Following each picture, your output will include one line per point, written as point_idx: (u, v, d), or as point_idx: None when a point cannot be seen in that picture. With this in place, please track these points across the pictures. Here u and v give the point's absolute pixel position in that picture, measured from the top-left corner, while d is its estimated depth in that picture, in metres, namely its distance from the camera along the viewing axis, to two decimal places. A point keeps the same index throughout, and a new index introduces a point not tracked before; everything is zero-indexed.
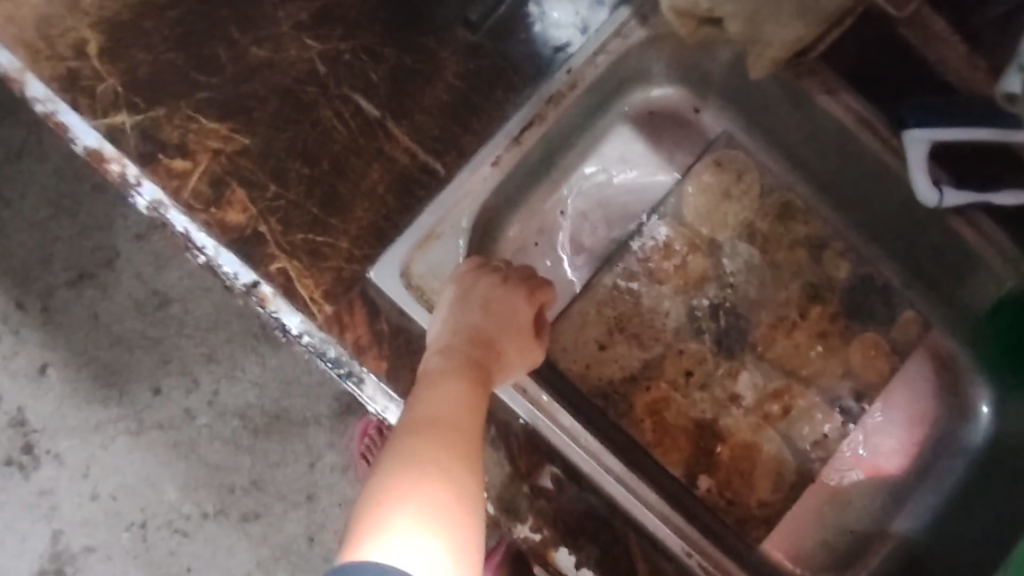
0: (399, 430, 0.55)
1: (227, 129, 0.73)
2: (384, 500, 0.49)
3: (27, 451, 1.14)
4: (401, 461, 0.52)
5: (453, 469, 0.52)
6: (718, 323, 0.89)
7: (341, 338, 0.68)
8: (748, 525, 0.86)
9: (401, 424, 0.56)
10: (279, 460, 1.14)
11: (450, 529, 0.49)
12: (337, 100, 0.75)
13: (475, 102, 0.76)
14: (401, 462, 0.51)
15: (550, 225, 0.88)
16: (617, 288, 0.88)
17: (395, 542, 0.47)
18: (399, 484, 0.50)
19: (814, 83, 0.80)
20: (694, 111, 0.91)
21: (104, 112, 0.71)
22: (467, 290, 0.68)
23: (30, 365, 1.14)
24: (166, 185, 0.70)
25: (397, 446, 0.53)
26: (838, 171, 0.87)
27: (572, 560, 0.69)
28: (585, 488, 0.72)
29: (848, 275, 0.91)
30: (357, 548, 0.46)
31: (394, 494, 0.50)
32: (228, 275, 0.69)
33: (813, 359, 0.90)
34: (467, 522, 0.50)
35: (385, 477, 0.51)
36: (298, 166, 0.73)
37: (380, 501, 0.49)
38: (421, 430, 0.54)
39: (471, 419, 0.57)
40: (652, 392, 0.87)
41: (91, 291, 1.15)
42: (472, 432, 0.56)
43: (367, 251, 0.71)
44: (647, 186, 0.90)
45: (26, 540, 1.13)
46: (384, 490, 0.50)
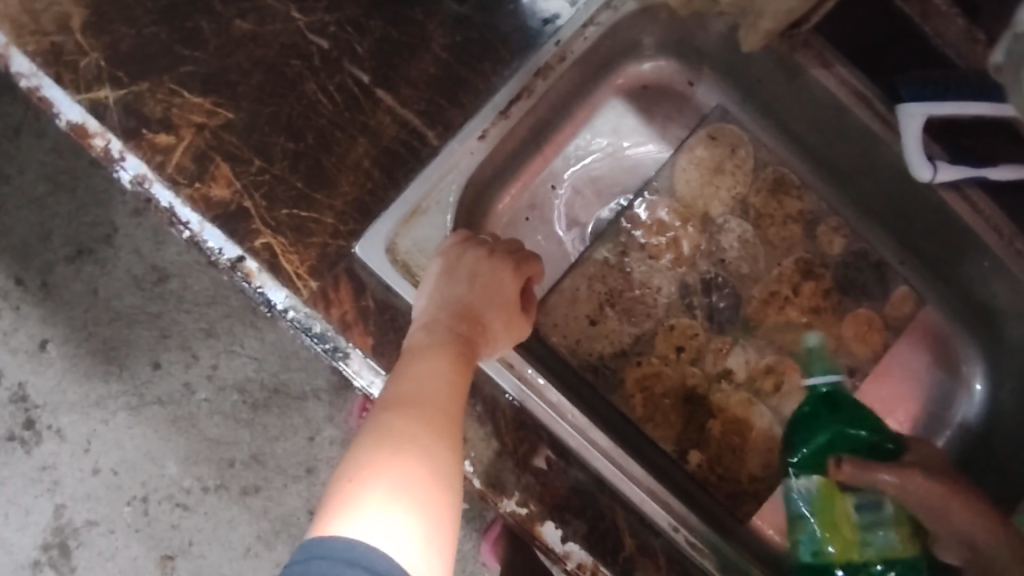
0: (379, 403, 0.55)
1: (211, 103, 0.72)
2: (358, 475, 0.50)
3: (28, 427, 1.14)
4: (378, 436, 0.52)
5: (430, 445, 0.52)
6: (710, 298, 0.89)
7: (327, 314, 0.68)
8: (739, 501, 0.85)
9: (382, 397, 0.56)
10: (278, 433, 1.14)
11: (422, 506, 0.49)
12: (322, 73, 0.74)
13: (463, 75, 0.75)
14: (378, 438, 0.52)
15: (539, 203, 0.88)
16: (608, 262, 0.87)
17: (368, 519, 0.47)
18: (374, 461, 0.50)
19: (809, 56, 0.77)
20: (688, 85, 0.91)
21: (88, 87, 0.71)
22: (454, 263, 0.68)
23: (30, 341, 1.15)
24: (150, 160, 0.70)
25: (376, 421, 0.53)
26: (833, 145, 0.85)
27: (559, 534, 0.70)
28: (573, 464, 0.72)
29: (843, 250, 0.90)
30: (329, 525, 0.47)
31: (369, 470, 0.50)
32: (213, 250, 0.68)
33: (806, 334, 0.89)
34: (442, 500, 0.51)
35: (361, 452, 0.51)
36: (283, 141, 0.72)
37: (355, 477, 0.50)
38: (400, 404, 0.54)
39: (452, 392, 0.57)
40: (643, 367, 0.87)
41: (88, 267, 1.15)
42: (452, 406, 0.56)
43: (351, 227, 0.71)
44: (639, 159, 0.91)
45: (30, 514, 1.14)
46: (360, 465, 0.51)
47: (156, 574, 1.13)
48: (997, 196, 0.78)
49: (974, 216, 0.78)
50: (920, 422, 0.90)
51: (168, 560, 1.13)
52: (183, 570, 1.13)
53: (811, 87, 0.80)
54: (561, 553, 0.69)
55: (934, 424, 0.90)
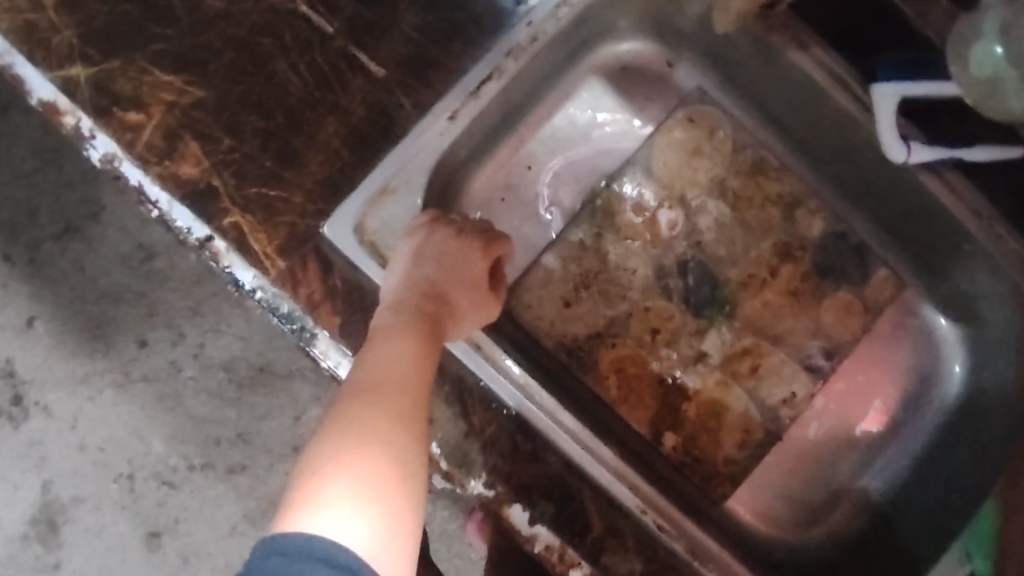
0: (342, 390, 0.55)
1: (182, 81, 0.71)
2: (321, 466, 0.50)
3: (16, 403, 1.14)
4: (341, 425, 0.52)
5: (394, 431, 0.52)
6: (686, 280, 0.89)
7: (295, 294, 0.67)
8: (715, 483, 0.87)
9: (346, 383, 0.56)
10: (265, 413, 1.13)
11: (384, 496, 0.49)
12: (293, 52, 0.73)
13: (434, 55, 0.75)
14: (342, 428, 0.51)
15: (514, 183, 0.87)
16: (584, 243, 0.87)
17: (331, 513, 0.47)
18: (337, 451, 0.50)
19: (784, 38, 0.76)
20: (667, 65, 0.89)
21: (60, 64, 0.69)
22: (424, 244, 0.68)
23: (17, 318, 1.14)
24: (121, 139, 0.69)
25: (338, 410, 0.53)
26: (814, 126, 0.84)
27: (527, 516, 0.70)
28: (541, 446, 0.72)
29: (821, 233, 0.90)
30: (291, 519, 0.47)
31: (331, 460, 0.50)
32: (181, 230, 0.67)
33: (780, 317, 0.90)
34: (405, 488, 0.51)
35: (324, 442, 0.51)
36: (253, 119, 0.72)
37: (318, 467, 0.50)
38: (364, 391, 0.54)
39: (417, 376, 0.57)
40: (618, 350, 0.87)
41: (76, 245, 1.14)
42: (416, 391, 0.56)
43: (321, 206, 0.71)
44: (616, 140, 0.89)
45: (18, 490, 1.14)
46: (322, 455, 0.50)
47: (144, 552, 1.13)
48: (975, 179, 0.77)
49: (953, 199, 0.78)
50: (896, 405, 0.90)
51: (154, 537, 1.13)
52: (170, 548, 1.13)
53: (787, 69, 0.79)
54: (527, 535, 0.70)
55: (909, 408, 0.90)
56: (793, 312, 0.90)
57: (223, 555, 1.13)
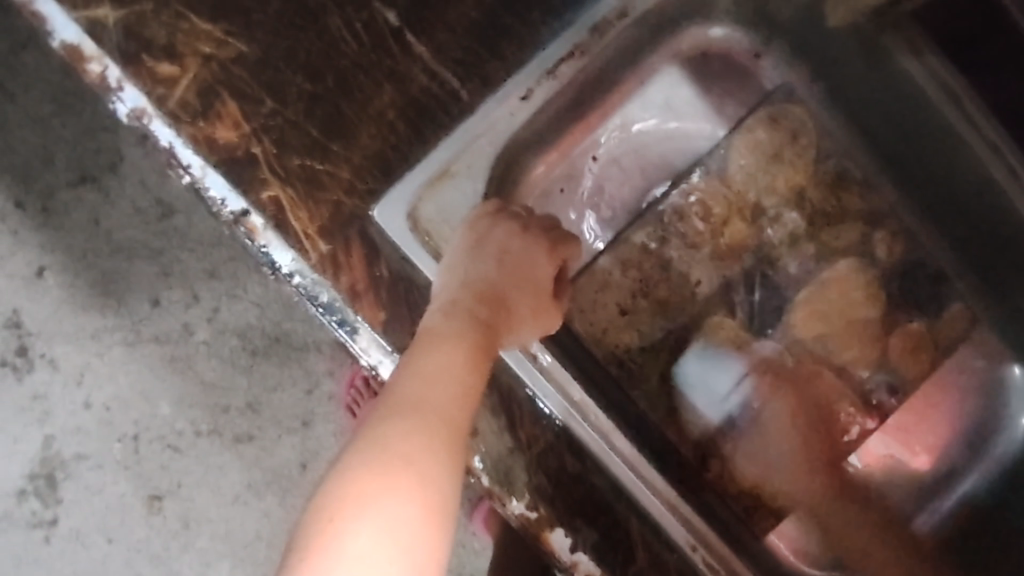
0: (374, 413, 0.48)
1: (221, 32, 0.63)
2: (343, 505, 0.43)
3: (20, 354, 1.05)
4: (371, 458, 0.45)
5: (428, 471, 0.45)
6: (752, 295, 0.82)
7: (336, 281, 0.61)
8: (759, 515, 0.79)
9: (380, 402, 0.49)
10: (277, 383, 1.06)
11: (411, 552, 0.42)
12: (348, 8, 0.65)
13: (507, 24, 0.67)
14: (372, 461, 0.44)
15: (576, 174, 0.80)
16: (646, 248, 0.80)
17: None
18: (362, 489, 0.43)
19: (899, 41, 0.73)
20: (753, 57, 0.82)
21: (86, 3, 0.60)
22: (482, 238, 0.61)
23: (26, 267, 1.05)
24: (151, 92, 0.60)
25: (366, 439, 0.46)
26: (909, 143, 0.79)
27: (568, 542, 0.63)
28: (591, 468, 0.66)
29: (901, 258, 0.82)
30: None
31: (354, 500, 0.43)
32: (215, 201, 0.60)
33: (850, 345, 0.82)
34: (438, 537, 0.44)
35: (348, 476, 0.44)
36: (299, 80, 0.64)
37: (335, 513, 0.43)
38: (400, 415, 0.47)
39: (463, 399, 0.50)
40: (671, 364, 0.80)
41: (92, 194, 1.05)
42: (460, 417, 0.49)
43: (370, 184, 0.64)
44: (690, 137, 0.82)
45: (17, 443, 1.06)
46: (342, 497, 0.43)
47: (143, 515, 1.06)
48: None
49: None
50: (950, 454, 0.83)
51: (155, 500, 1.06)
52: (171, 512, 1.06)
53: (894, 79, 0.75)
54: (569, 562, 0.63)
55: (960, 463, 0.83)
56: (857, 339, 0.82)
57: (224, 523, 1.06)
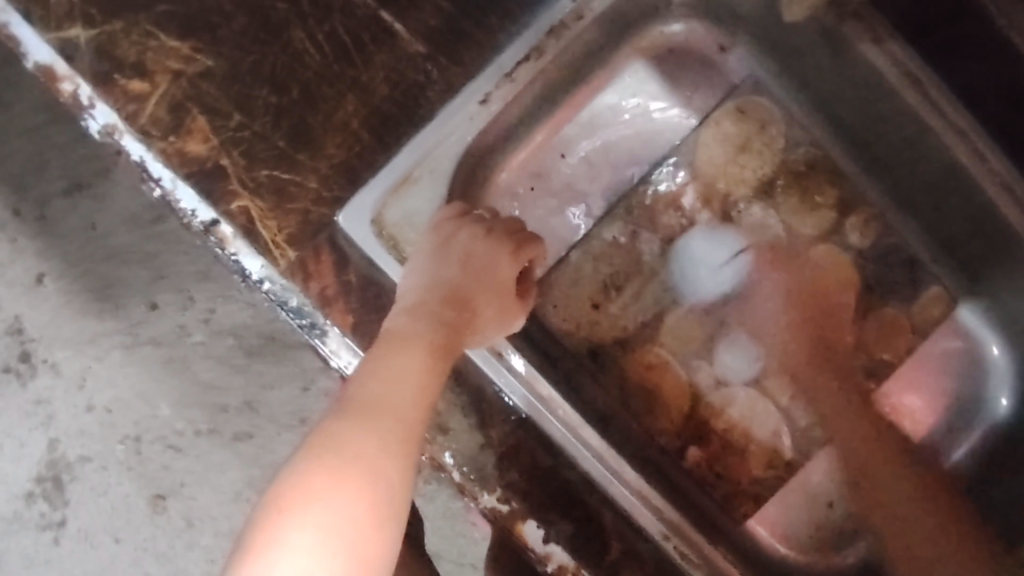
0: (331, 409, 0.50)
1: (189, 48, 0.65)
2: (292, 497, 0.45)
3: (23, 360, 1.08)
4: (323, 455, 0.47)
5: (377, 469, 0.48)
6: (723, 285, 0.83)
7: (306, 288, 0.64)
8: (735, 501, 0.81)
9: (338, 399, 0.51)
10: (272, 381, 1.07)
11: (353, 547, 0.45)
12: (311, 20, 0.67)
13: (466, 29, 0.68)
14: (323, 458, 0.47)
15: (546, 171, 0.82)
16: (616, 242, 0.81)
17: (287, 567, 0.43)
18: (311, 483, 0.46)
19: (859, 30, 0.71)
20: (719, 50, 0.83)
21: (59, 24, 0.64)
22: (448, 240, 0.63)
23: (26, 275, 1.07)
24: (123, 110, 0.64)
25: (320, 435, 0.48)
26: (880, 133, 0.78)
27: (541, 534, 0.66)
28: (561, 462, 0.68)
29: (871, 242, 0.83)
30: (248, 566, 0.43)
31: (304, 493, 0.46)
32: (185, 211, 0.63)
33: (823, 331, 0.83)
34: (380, 534, 0.46)
35: (300, 472, 0.47)
36: (265, 93, 0.66)
37: (285, 504, 0.45)
38: (355, 414, 0.49)
39: (418, 400, 0.52)
40: (645, 356, 0.81)
41: (85, 202, 1.06)
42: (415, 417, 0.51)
43: (337, 192, 0.66)
44: (659, 130, 0.82)
45: (24, 447, 1.09)
46: (292, 490, 0.46)
47: (146, 514, 1.08)
48: None
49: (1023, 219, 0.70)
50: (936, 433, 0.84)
51: (159, 499, 1.08)
52: (174, 512, 1.08)
53: (857, 66, 0.74)
54: (542, 553, 0.66)
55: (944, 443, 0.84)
56: (823, 325, 0.83)
57: (226, 520, 1.08)
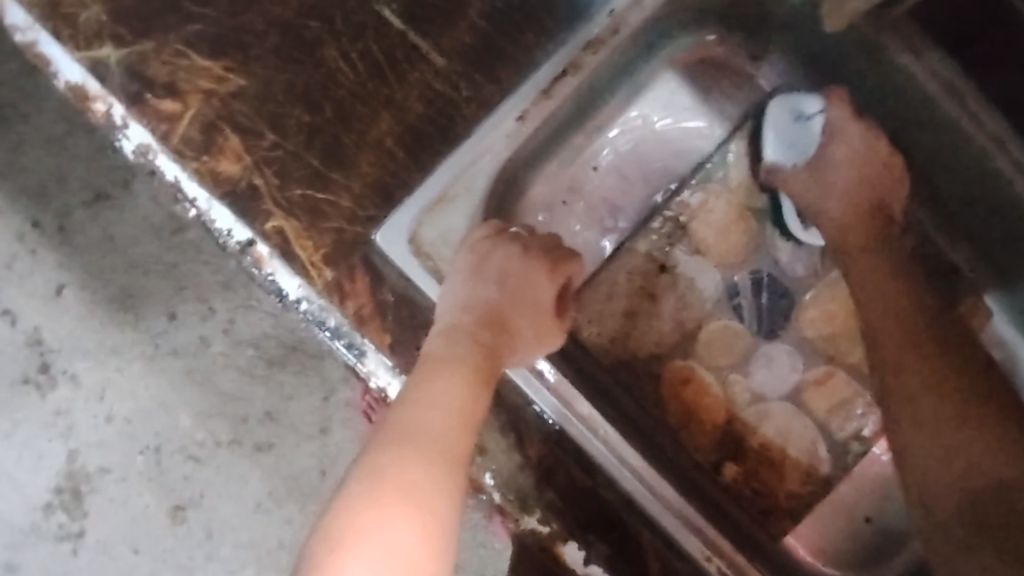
0: (375, 442, 0.49)
1: (221, 69, 0.66)
2: (345, 538, 0.44)
3: (43, 371, 1.06)
4: (372, 490, 0.46)
5: (427, 503, 0.46)
6: (759, 298, 0.82)
7: (342, 307, 0.64)
8: (772, 517, 0.79)
9: (381, 431, 0.50)
10: (293, 392, 1.05)
11: None
12: (343, 39, 0.69)
13: (501, 46, 0.70)
14: (372, 493, 0.46)
15: (579, 186, 0.80)
16: (653, 256, 0.81)
17: None
18: (364, 522, 0.44)
19: (895, 40, 0.72)
20: (749, 60, 0.82)
21: (89, 44, 0.64)
22: (482, 261, 0.62)
23: (46, 286, 1.05)
24: (156, 130, 0.64)
25: (367, 472, 0.47)
26: (918, 143, 0.77)
27: (581, 555, 0.66)
28: (600, 482, 0.67)
29: (907, 252, 0.81)
30: None
31: (356, 533, 0.44)
32: (221, 232, 0.63)
33: (859, 344, 0.82)
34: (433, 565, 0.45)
35: (350, 508, 0.45)
36: (299, 112, 0.67)
37: (337, 546, 0.44)
38: (401, 447, 0.48)
39: (463, 428, 0.51)
40: (681, 370, 0.81)
41: (106, 212, 1.04)
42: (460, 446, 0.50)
43: (371, 212, 0.66)
44: (691, 141, 0.82)
45: (43, 458, 1.05)
46: (343, 531, 0.44)
47: (166, 525, 1.05)
48: None
49: None
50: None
51: (179, 510, 1.06)
52: (195, 523, 1.05)
53: (896, 79, 0.74)
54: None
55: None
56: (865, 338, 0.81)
57: (247, 531, 1.05)
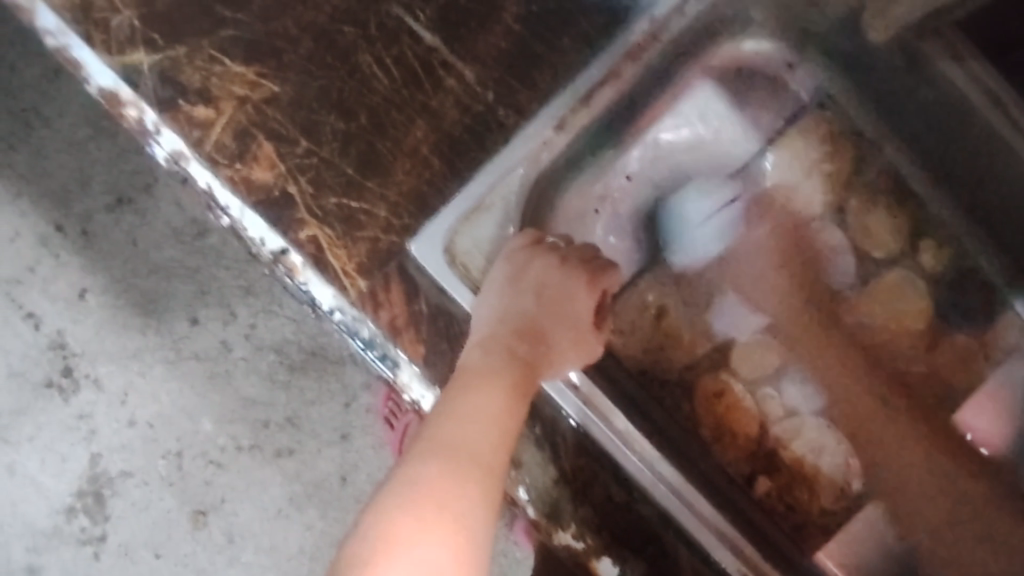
0: (409, 452, 0.48)
1: (255, 74, 0.66)
2: (378, 553, 0.43)
3: (65, 375, 1.04)
4: (404, 503, 0.45)
5: (462, 513, 0.45)
6: (795, 310, 0.82)
7: (376, 317, 0.63)
8: (806, 533, 0.75)
9: (414, 442, 0.49)
10: (314, 397, 1.04)
11: None
12: (378, 45, 0.68)
13: (538, 51, 0.69)
14: (404, 505, 0.45)
15: (610, 194, 0.79)
16: (685, 267, 0.80)
17: None
18: (395, 537, 0.43)
19: (939, 48, 0.69)
20: (789, 67, 0.79)
21: (121, 48, 0.64)
22: (520, 272, 0.61)
23: (69, 289, 1.04)
24: (188, 136, 0.64)
25: (399, 482, 0.46)
26: (957, 153, 0.74)
27: (617, 572, 0.63)
28: (636, 497, 0.66)
29: (945, 265, 0.80)
30: None
31: (389, 548, 0.43)
32: (254, 241, 0.63)
33: (894, 358, 0.81)
34: None
35: (379, 523, 0.44)
36: (333, 120, 0.66)
37: (370, 561, 0.43)
38: (434, 458, 0.47)
39: (500, 439, 0.50)
40: (714, 382, 0.79)
41: (130, 217, 1.03)
42: (495, 455, 0.49)
43: (406, 221, 0.66)
44: (727, 150, 0.80)
45: (66, 462, 1.05)
46: (376, 544, 0.43)
47: (187, 531, 1.04)
48: None
49: None
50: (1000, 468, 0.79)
51: (200, 515, 1.04)
52: (215, 528, 1.04)
53: (935, 86, 0.71)
54: None
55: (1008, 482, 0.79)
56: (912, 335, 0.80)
57: (268, 537, 1.04)
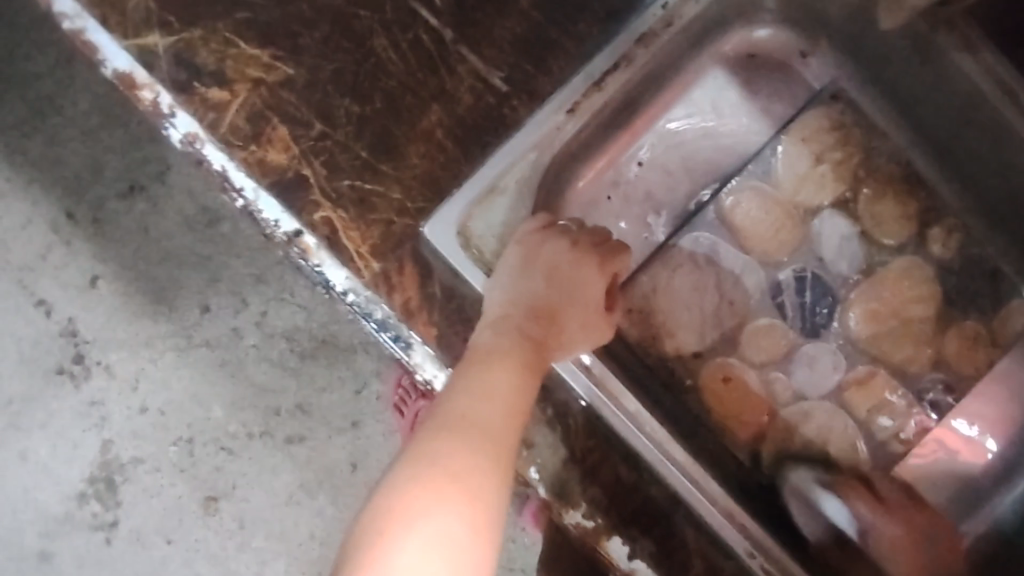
0: (423, 427, 0.49)
1: (270, 56, 0.66)
2: (390, 520, 0.44)
3: (77, 361, 1.05)
4: (417, 474, 0.46)
5: (475, 486, 0.46)
6: (803, 296, 0.81)
7: (389, 299, 0.65)
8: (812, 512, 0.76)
9: (428, 418, 0.50)
10: (325, 384, 1.04)
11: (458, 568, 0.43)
12: (394, 28, 0.68)
13: (552, 36, 0.70)
14: (417, 476, 0.46)
15: (621, 178, 0.80)
16: (695, 257, 0.79)
17: None
18: (407, 505, 0.44)
19: (951, 39, 0.70)
20: (801, 56, 0.81)
21: (137, 32, 0.65)
22: (533, 255, 0.62)
23: (80, 276, 1.04)
24: (203, 118, 0.64)
25: (413, 455, 0.47)
26: (967, 140, 0.76)
27: (626, 550, 0.65)
28: (645, 479, 0.66)
29: (954, 253, 0.80)
30: None
31: (400, 516, 0.44)
32: (268, 222, 0.64)
33: (902, 347, 0.79)
34: (483, 552, 0.44)
35: (393, 493, 0.45)
36: (347, 103, 0.67)
37: (383, 528, 0.44)
38: (448, 432, 0.48)
39: (512, 416, 0.50)
40: (721, 367, 0.79)
41: (141, 204, 1.04)
42: (507, 432, 0.49)
43: (420, 205, 0.66)
44: (738, 137, 0.81)
45: (77, 448, 1.05)
46: (389, 512, 0.44)
47: (199, 516, 1.05)
48: None
49: None
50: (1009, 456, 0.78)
51: (212, 501, 1.05)
52: (227, 513, 1.05)
53: (945, 72, 0.72)
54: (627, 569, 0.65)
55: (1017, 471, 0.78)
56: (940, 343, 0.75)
57: (278, 522, 1.05)
